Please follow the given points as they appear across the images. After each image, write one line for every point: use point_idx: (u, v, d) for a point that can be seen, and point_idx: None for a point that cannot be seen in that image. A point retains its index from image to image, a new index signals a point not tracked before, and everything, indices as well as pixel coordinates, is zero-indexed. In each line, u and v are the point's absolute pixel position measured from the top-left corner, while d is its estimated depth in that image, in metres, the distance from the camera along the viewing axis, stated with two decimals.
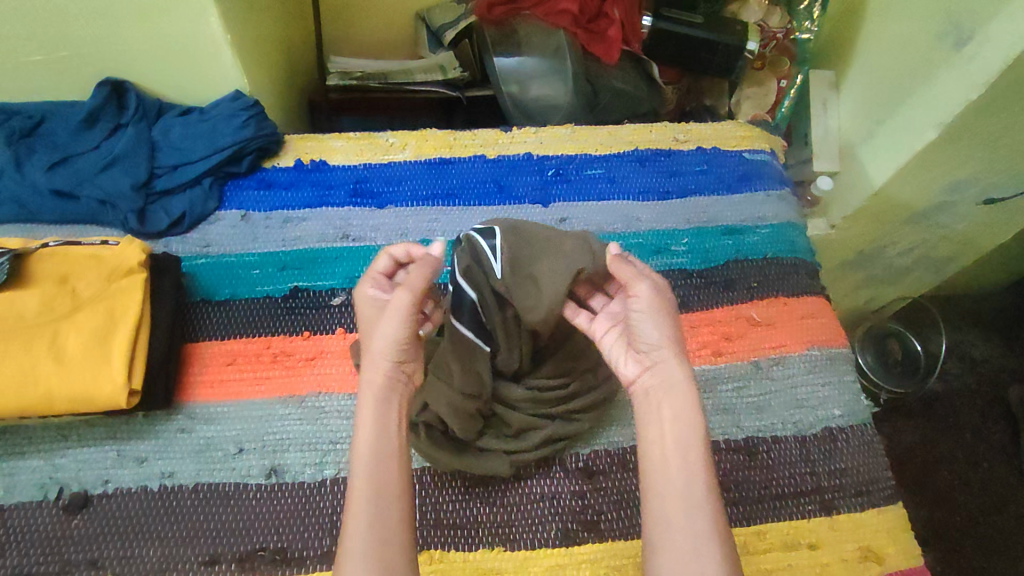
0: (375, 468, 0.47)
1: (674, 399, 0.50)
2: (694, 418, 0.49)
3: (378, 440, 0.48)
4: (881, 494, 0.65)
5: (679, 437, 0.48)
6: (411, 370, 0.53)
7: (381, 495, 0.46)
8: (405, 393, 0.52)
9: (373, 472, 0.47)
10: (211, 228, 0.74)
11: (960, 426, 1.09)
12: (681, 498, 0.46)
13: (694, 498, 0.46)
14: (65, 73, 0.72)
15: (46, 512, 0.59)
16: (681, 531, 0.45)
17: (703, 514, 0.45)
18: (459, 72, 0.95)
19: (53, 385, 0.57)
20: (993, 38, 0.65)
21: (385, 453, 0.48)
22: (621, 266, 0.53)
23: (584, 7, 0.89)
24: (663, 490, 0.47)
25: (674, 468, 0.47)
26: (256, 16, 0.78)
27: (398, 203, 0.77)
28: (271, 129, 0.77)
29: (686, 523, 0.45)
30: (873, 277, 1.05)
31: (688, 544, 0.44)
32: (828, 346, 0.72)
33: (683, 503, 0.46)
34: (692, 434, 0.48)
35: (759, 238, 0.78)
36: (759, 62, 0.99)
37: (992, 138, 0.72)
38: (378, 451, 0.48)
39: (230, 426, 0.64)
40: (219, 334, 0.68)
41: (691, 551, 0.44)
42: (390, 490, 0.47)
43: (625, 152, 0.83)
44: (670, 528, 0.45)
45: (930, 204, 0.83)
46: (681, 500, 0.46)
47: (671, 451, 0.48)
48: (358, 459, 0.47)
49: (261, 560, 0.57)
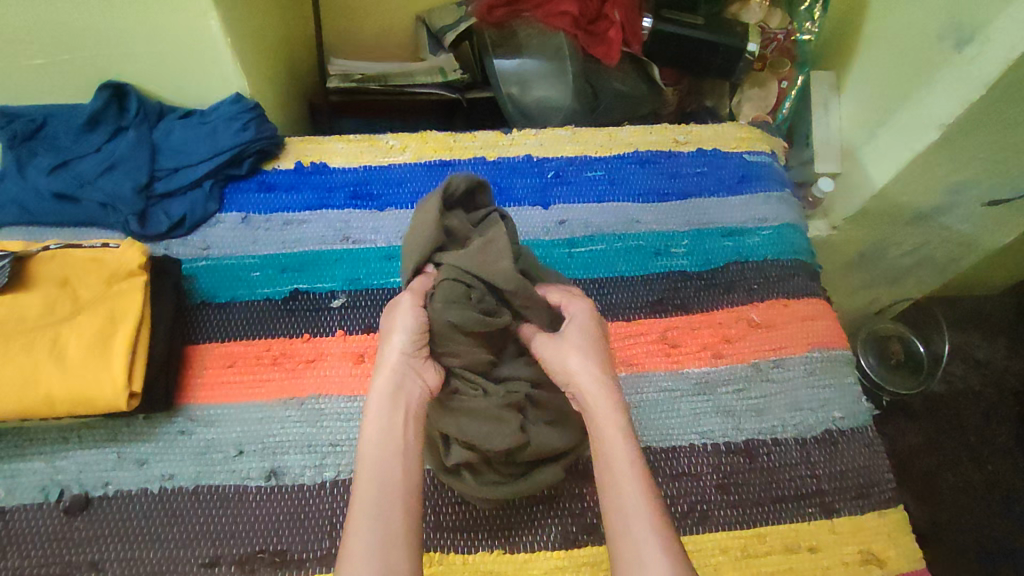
0: (379, 465, 0.49)
1: (602, 414, 0.53)
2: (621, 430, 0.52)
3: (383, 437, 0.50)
4: (882, 497, 0.65)
5: (610, 454, 0.51)
6: (422, 366, 0.54)
7: (386, 494, 0.48)
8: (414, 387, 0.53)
9: (377, 470, 0.49)
10: (212, 230, 0.74)
11: (963, 428, 1.08)
12: (621, 510, 0.49)
13: (633, 506, 0.49)
14: (66, 76, 0.72)
15: (47, 514, 0.59)
16: (626, 539, 0.48)
17: (644, 518, 0.48)
18: (459, 74, 0.95)
19: (53, 387, 0.57)
20: (995, 39, 0.65)
21: (391, 451, 0.50)
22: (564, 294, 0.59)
23: (584, 10, 0.90)
24: (609, 508, 0.50)
25: (612, 484, 0.50)
26: (257, 19, 0.78)
27: (398, 205, 0.77)
28: (271, 131, 0.77)
29: (628, 531, 0.48)
30: (875, 278, 1.05)
31: (632, 549, 0.47)
32: (830, 348, 0.71)
33: (623, 513, 0.49)
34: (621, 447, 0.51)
35: (760, 239, 0.78)
36: (760, 63, 0.98)
37: (993, 139, 0.72)
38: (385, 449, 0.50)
39: (230, 428, 0.64)
40: (219, 336, 0.68)
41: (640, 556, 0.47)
42: (388, 489, 0.48)
43: (626, 154, 0.83)
44: (619, 539, 0.48)
45: (931, 205, 0.83)
46: (621, 510, 0.49)
47: (608, 467, 0.51)
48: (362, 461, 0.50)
49: (260, 562, 0.58)
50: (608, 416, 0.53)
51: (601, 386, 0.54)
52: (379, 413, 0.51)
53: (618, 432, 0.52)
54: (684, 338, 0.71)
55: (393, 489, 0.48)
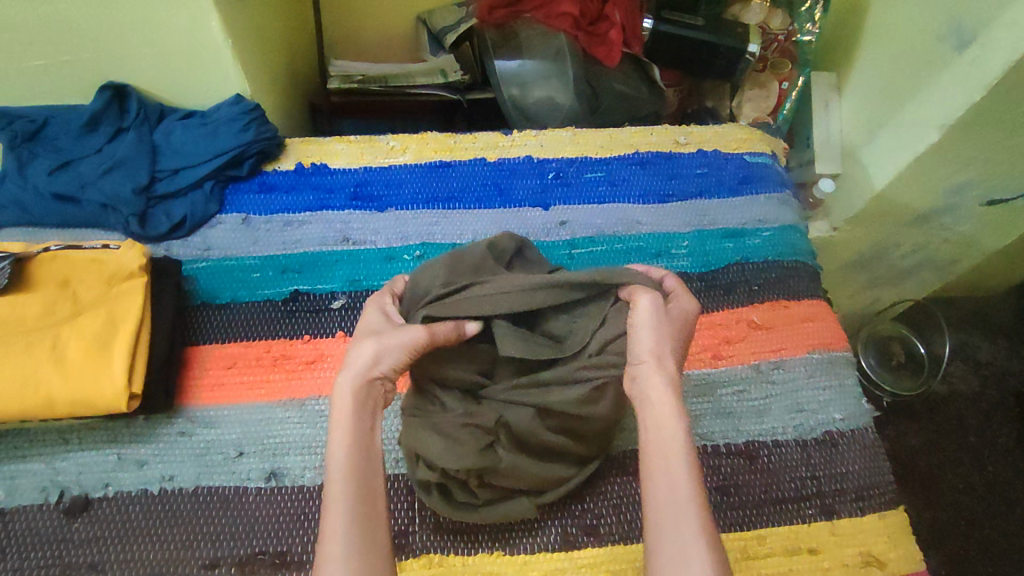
0: (353, 472, 0.45)
1: (658, 399, 0.48)
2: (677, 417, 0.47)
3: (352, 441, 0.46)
4: (882, 499, 0.64)
5: (662, 442, 0.46)
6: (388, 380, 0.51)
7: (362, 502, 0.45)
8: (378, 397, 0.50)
9: (352, 480, 0.45)
10: (212, 232, 0.74)
11: (964, 429, 1.08)
12: (666, 502, 0.44)
13: (679, 498, 0.44)
14: (66, 78, 0.72)
15: (47, 515, 0.60)
16: (667, 537, 0.43)
17: (690, 515, 0.43)
18: (459, 75, 0.95)
19: (54, 389, 0.57)
20: (995, 41, 0.65)
21: (360, 455, 0.46)
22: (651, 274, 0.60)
23: (585, 10, 0.90)
24: (652, 501, 0.45)
25: (659, 473, 0.45)
26: (257, 20, 0.78)
27: (398, 207, 0.77)
28: (271, 133, 0.77)
29: (670, 527, 0.43)
30: (876, 279, 1.04)
31: (675, 549, 0.42)
32: (830, 348, 0.71)
33: (669, 506, 0.44)
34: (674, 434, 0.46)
35: (761, 240, 0.78)
36: (761, 64, 0.98)
37: (994, 140, 0.72)
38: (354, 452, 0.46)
39: (230, 429, 0.64)
40: (219, 337, 0.68)
41: (681, 556, 0.42)
42: (361, 500, 0.45)
43: (626, 155, 0.83)
44: (658, 536, 0.43)
45: (933, 206, 0.83)
46: (664, 500, 0.44)
47: (658, 454, 0.46)
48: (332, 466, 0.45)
49: (260, 564, 0.58)
50: (665, 401, 0.48)
51: (665, 368, 0.50)
52: (349, 417, 0.47)
53: (674, 418, 0.47)
54: None
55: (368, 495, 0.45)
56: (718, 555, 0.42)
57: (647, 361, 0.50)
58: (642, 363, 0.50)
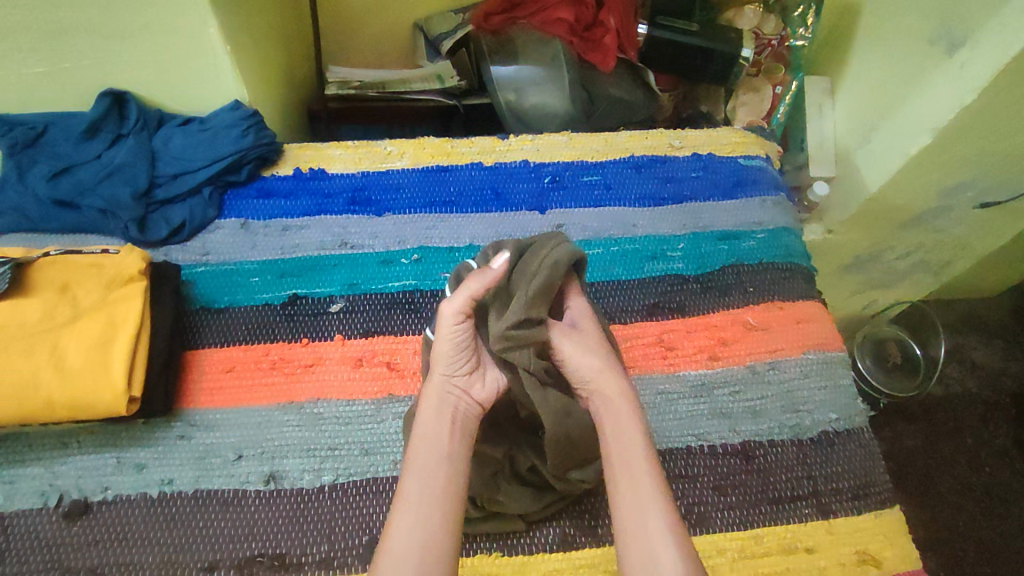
0: (426, 472, 0.50)
1: (616, 408, 0.54)
2: (633, 425, 0.53)
3: (431, 445, 0.51)
4: (879, 497, 0.65)
5: (622, 447, 0.52)
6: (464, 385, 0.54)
7: (428, 502, 0.48)
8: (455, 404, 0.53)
9: (423, 479, 0.49)
10: (211, 237, 0.75)
11: (961, 431, 1.09)
12: (630, 505, 0.49)
13: (642, 500, 0.49)
14: (65, 84, 0.73)
15: (46, 519, 0.60)
16: (637, 537, 0.48)
17: (656, 513, 0.48)
18: (457, 81, 0.96)
19: (54, 392, 0.58)
20: (985, 44, 0.66)
21: (434, 458, 0.50)
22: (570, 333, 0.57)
23: (580, 15, 0.91)
24: (620, 502, 0.50)
25: (625, 478, 0.50)
26: (256, 26, 0.79)
27: (397, 211, 0.78)
28: (269, 138, 0.78)
29: (639, 526, 0.48)
30: (872, 281, 1.05)
31: (643, 548, 0.47)
32: (825, 349, 0.72)
33: (635, 507, 0.49)
34: (636, 442, 0.52)
35: (755, 242, 0.79)
36: (754, 68, 0.99)
37: (985, 142, 0.73)
38: (430, 456, 0.51)
39: (229, 433, 0.64)
40: (218, 341, 0.68)
41: (650, 552, 0.47)
42: (435, 498, 0.48)
43: (622, 159, 0.84)
44: (626, 536, 0.48)
45: (927, 207, 0.84)
46: (633, 503, 0.49)
47: (622, 460, 0.51)
48: (410, 463, 0.50)
49: (259, 566, 0.58)
50: (623, 410, 0.54)
51: (614, 379, 0.55)
52: (431, 420, 0.52)
53: (636, 426, 0.53)
54: (681, 340, 0.72)
55: (435, 495, 0.49)
56: (684, 549, 0.47)
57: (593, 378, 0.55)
58: (590, 379, 0.55)
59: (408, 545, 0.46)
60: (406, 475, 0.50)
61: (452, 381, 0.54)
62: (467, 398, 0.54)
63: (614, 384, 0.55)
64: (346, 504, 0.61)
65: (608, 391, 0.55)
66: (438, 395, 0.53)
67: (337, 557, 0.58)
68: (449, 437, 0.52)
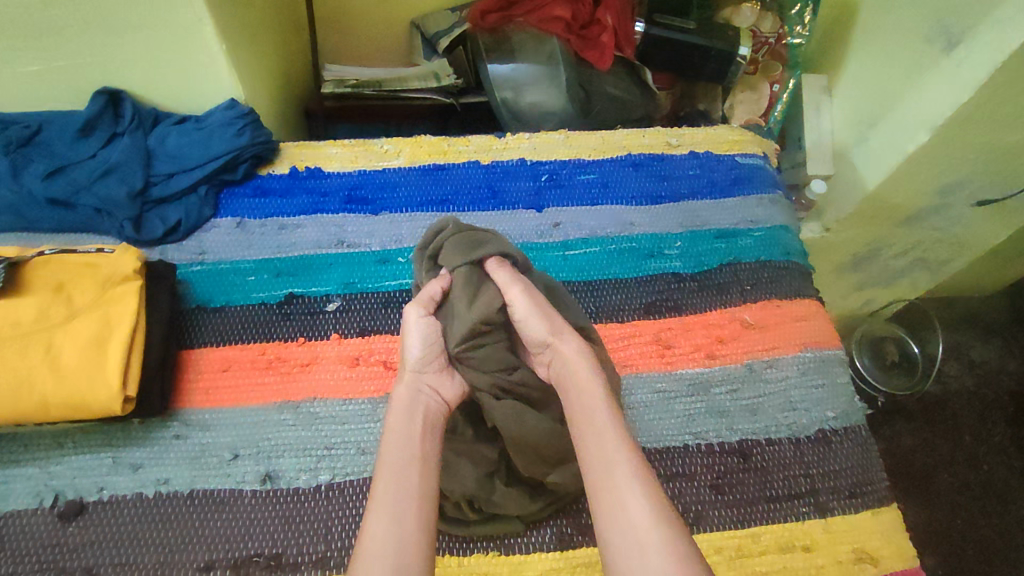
0: (396, 471, 0.48)
1: (574, 367, 0.55)
2: (592, 381, 0.53)
3: (400, 445, 0.50)
4: (876, 496, 0.65)
5: (587, 406, 0.52)
6: (434, 380, 0.56)
7: (405, 501, 0.46)
8: (428, 399, 0.54)
9: (393, 477, 0.47)
10: (207, 236, 0.75)
11: (958, 428, 1.09)
12: (597, 458, 0.48)
13: (609, 454, 0.48)
14: (60, 83, 0.72)
15: (42, 519, 0.59)
16: (608, 490, 0.46)
17: (623, 463, 0.47)
18: (452, 79, 0.94)
19: (49, 392, 0.58)
20: (982, 42, 0.66)
21: (406, 459, 0.49)
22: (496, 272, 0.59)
23: (577, 13, 0.91)
24: (585, 457, 0.49)
25: (589, 433, 0.50)
26: (251, 25, 0.79)
27: (393, 209, 0.77)
28: (266, 137, 0.77)
29: (607, 480, 0.47)
30: (870, 279, 1.05)
31: (611, 499, 0.46)
32: (822, 347, 0.72)
33: (600, 460, 0.48)
34: (597, 398, 0.52)
35: (753, 240, 0.78)
36: (752, 67, 0.99)
37: (982, 141, 0.73)
38: (400, 457, 0.49)
39: (225, 433, 0.64)
40: (214, 340, 0.68)
41: (619, 502, 0.45)
42: (407, 495, 0.47)
43: (619, 157, 0.84)
44: (596, 492, 0.47)
45: (924, 205, 0.84)
46: (602, 456, 0.48)
47: (582, 419, 0.51)
48: (379, 462, 0.49)
49: (256, 566, 0.58)
50: (585, 375, 0.54)
51: (572, 340, 0.57)
52: (395, 418, 0.52)
53: (596, 382, 0.53)
54: (678, 339, 0.72)
55: (410, 494, 0.47)
56: (657, 500, 0.45)
57: (552, 340, 0.56)
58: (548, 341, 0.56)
59: (386, 541, 0.44)
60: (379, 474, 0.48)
61: (422, 377, 0.55)
62: (438, 396, 0.55)
63: (571, 344, 0.56)
64: (342, 504, 0.61)
65: (567, 350, 0.56)
66: (408, 393, 0.54)
67: (334, 557, 0.58)
68: (420, 434, 0.51)
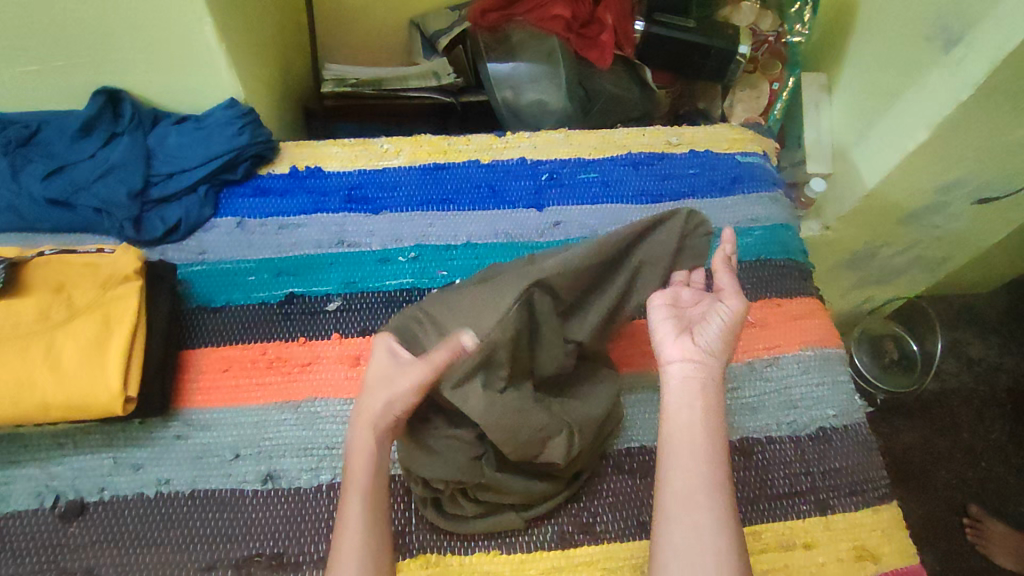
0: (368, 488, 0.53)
1: (698, 402, 0.54)
2: (714, 423, 0.53)
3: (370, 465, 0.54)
4: (876, 493, 0.65)
5: (687, 435, 0.53)
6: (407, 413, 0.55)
7: (372, 523, 0.52)
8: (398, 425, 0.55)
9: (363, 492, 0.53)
10: (207, 236, 0.74)
11: (957, 426, 1.09)
12: (689, 492, 0.50)
13: (701, 492, 0.50)
14: (59, 83, 0.72)
15: (43, 520, 0.59)
16: (683, 524, 0.49)
17: (712, 506, 0.49)
18: (453, 78, 0.95)
19: (49, 392, 0.57)
20: (981, 41, 0.66)
21: (373, 475, 0.54)
22: (720, 273, 0.60)
23: (576, 12, 0.91)
24: (677, 484, 0.51)
25: (684, 468, 0.51)
26: (251, 24, 0.79)
27: (393, 209, 0.77)
28: (266, 136, 0.77)
29: (690, 518, 0.49)
30: (869, 277, 1.05)
31: (691, 537, 0.48)
32: (822, 346, 0.72)
33: (688, 497, 0.50)
34: (706, 437, 0.53)
35: (753, 239, 0.78)
36: (752, 65, 0.99)
37: (982, 140, 0.73)
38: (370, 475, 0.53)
39: (226, 433, 0.64)
40: (215, 340, 0.68)
41: (694, 542, 0.48)
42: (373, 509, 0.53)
43: (619, 156, 0.84)
44: (670, 521, 0.49)
45: (923, 204, 0.84)
46: (694, 492, 0.50)
47: (687, 451, 0.52)
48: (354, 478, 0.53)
49: (258, 566, 0.58)
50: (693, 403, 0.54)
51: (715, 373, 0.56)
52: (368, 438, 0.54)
53: (706, 414, 0.54)
54: None
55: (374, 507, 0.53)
56: (733, 552, 0.48)
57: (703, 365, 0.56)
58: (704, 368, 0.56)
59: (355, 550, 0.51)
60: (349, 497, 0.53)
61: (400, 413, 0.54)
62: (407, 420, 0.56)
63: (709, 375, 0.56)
64: None
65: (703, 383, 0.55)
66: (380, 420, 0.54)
67: None
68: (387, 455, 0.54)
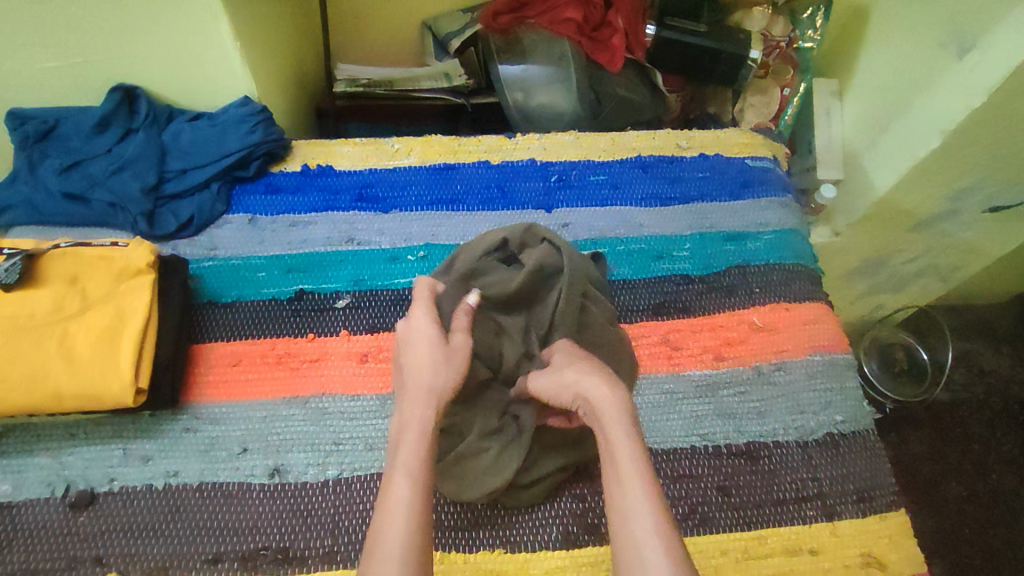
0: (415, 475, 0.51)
1: (612, 422, 0.53)
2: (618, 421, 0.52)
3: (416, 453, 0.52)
4: (885, 500, 0.65)
5: (612, 455, 0.51)
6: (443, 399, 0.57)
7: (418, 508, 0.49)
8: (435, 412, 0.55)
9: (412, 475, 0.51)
10: (219, 232, 0.75)
11: (968, 437, 1.08)
12: (623, 507, 0.48)
13: (633, 504, 0.48)
14: (78, 80, 0.73)
15: (53, 509, 0.60)
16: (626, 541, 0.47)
17: (645, 516, 0.47)
18: (463, 80, 0.95)
19: (62, 381, 0.58)
20: (996, 47, 0.66)
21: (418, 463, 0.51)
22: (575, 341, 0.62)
23: (589, 15, 0.91)
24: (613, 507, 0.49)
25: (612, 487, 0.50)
26: (265, 24, 0.79)
27: (403, 208, 0.78)
28: (278, 134, 0.78)
29: (631, 531, 0.47)
30: (879, 285, 1.05)
31: (632, 552, 0.46)
32: (831, 351, 0.72)
33: (623, 511, 0.48)
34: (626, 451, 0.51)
35: (762, 244, 0.78)
36: (763, 71, 0.97)
37: (995, 147, 0.73)
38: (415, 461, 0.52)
39: (235, 427, 0.64)
40: (225, 335, 0.69)
41: (636, 555, 0.46)
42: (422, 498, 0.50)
43: (628, 159, 0.84)
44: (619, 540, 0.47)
45: (934, 212, 0.84)
46: (626, 510, 0.48)
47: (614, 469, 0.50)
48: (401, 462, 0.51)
49: (263, 559, 0.58)
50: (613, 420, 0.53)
51: (609, 390, 0.54)
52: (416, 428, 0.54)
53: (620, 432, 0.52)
54: (686, 340, 0.72)
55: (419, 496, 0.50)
56: (676, 554, 0.45)
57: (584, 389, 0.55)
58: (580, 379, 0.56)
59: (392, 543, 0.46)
60: (394, 477, 0.51)
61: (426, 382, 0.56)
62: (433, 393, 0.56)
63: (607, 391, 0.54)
64: (350, 499, 0.61)
65: (599, 398, 0.54)
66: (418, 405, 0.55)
67: (341, 551, 0.58)
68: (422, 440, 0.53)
